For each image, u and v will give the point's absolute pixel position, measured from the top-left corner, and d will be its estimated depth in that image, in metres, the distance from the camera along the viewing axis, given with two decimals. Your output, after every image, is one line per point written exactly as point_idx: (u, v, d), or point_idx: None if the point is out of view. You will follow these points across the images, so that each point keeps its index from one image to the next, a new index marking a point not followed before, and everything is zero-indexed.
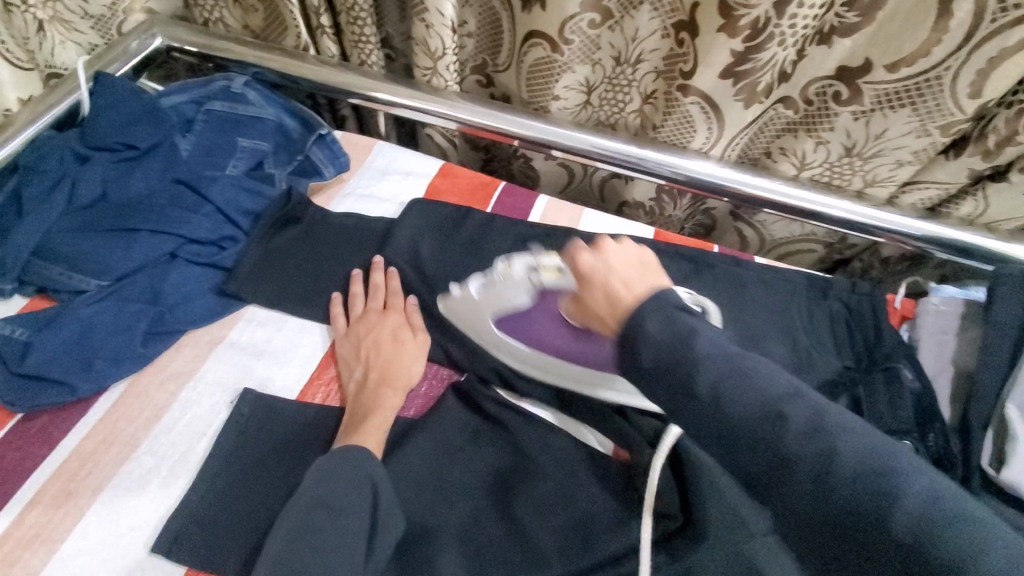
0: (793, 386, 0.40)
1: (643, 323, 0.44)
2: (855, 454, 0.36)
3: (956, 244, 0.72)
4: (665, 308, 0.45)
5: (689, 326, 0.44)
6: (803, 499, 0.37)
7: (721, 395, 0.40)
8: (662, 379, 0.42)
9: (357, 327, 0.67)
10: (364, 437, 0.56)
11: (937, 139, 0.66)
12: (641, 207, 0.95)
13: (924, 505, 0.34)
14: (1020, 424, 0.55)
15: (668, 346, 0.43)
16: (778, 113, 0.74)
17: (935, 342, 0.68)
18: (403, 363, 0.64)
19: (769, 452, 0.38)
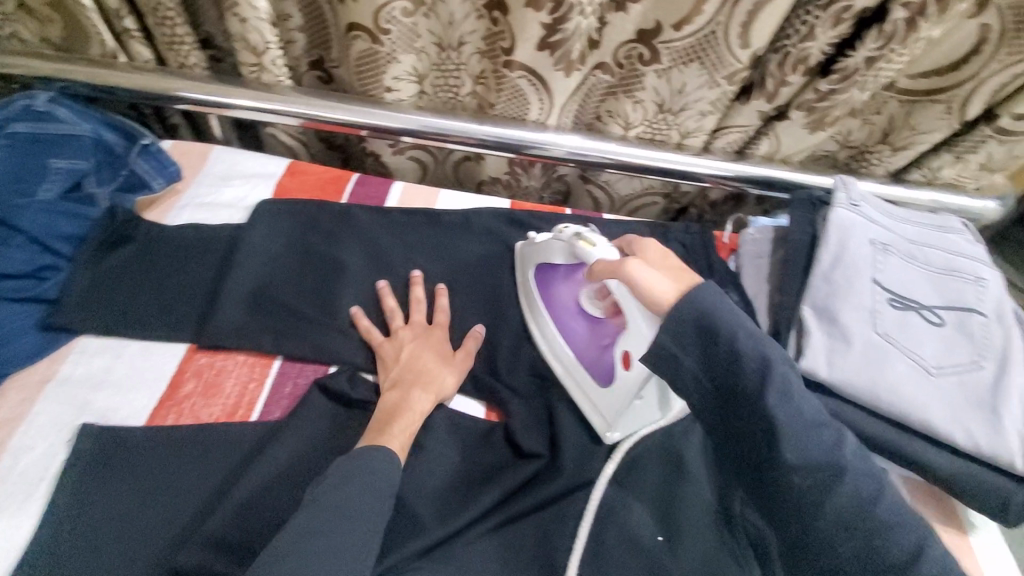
0: (820, 427, 0.47)
1: (704, 303, 0.49)
2: (847, 497, 0.45)
3: (762, 180, 0.83)
4: (712, 301, 0.49)
5: (731, 313, 0.49)
6: (753, 434, 0.48)
7: (779, 422, 0.46)
8: (726, 377, 0.48)
9: (403, 336, 0.67)
10: (390, 438, 0.56)
11: (726, 88, 0.75)
12: (498, 182, 0.98)
13: (866, 513, 0.45)
14: (812, 322, 0.62)
15: (715, 319, 0.48)
16: (598, 78, 0.80)
17: (754, 266, 0.78)
18: (441, 372, 0.64)
19: (794, 475, 0.46)
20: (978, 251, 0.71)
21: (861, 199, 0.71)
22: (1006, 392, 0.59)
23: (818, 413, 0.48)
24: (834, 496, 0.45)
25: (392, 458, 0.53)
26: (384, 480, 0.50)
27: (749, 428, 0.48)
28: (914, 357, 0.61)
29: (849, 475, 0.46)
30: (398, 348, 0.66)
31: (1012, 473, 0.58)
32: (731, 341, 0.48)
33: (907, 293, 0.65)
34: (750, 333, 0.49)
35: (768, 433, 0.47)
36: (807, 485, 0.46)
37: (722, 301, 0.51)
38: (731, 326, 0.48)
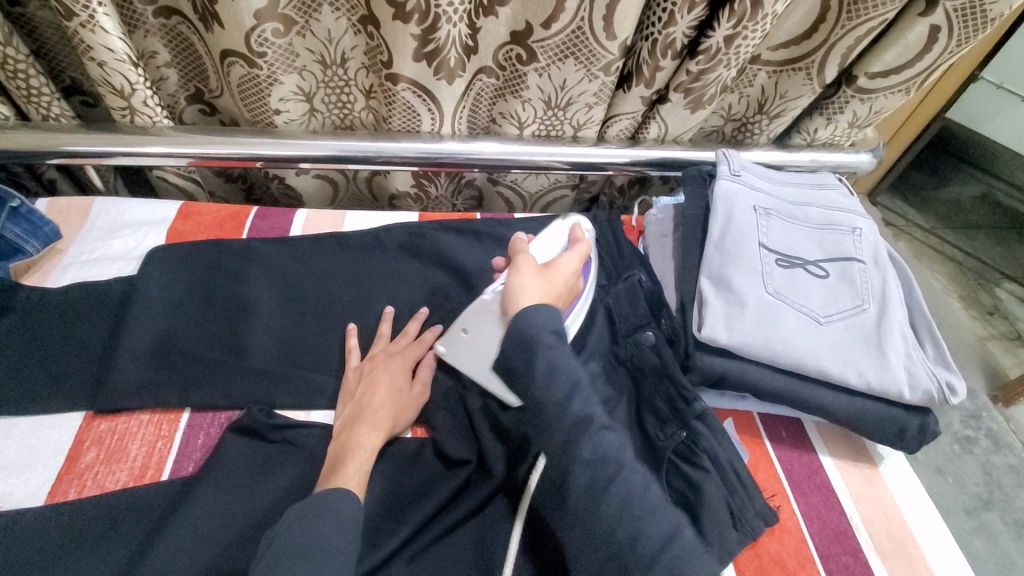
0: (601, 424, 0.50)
1: (530, 330, 0.54)
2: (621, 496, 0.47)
3: (657, 161, 0.87)
4: (543, 325, 0.54)
5: (566, 354, 0.53)
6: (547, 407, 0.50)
7: (542, 354, 0.52)
8: (513, 348, 0.54)
9: (366, 366, 0.66)
10: (345, 479, 0.54)
11: (604, 79, 0.77)
12: (408, 196, 0.98)
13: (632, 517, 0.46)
14: (709, 291, 0.65)
15: (532, 336, 0.53)
16: (484, 82, 0.82)
17: (659, 246, 0.82)
18: (398, 407, 0.63)
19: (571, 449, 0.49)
20: (852, 204, 0.77)
21: (742, 168, 0.75)
22: (887, 330, 0.65)
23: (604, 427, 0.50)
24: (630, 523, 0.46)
25: (350, 496, 0.51)
26: (349, 515, 0.49)
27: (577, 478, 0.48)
28: (805, 310, 0.65)
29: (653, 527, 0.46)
30: (364, 384, 0.64)
31: (902, 402, 0.63)
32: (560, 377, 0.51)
33: (793, 251, 0.70)
34: (575, 365, 0.53)
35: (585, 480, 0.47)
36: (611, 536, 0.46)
37: (557, 328, 0.55)
38: (547, 350, 0.53)
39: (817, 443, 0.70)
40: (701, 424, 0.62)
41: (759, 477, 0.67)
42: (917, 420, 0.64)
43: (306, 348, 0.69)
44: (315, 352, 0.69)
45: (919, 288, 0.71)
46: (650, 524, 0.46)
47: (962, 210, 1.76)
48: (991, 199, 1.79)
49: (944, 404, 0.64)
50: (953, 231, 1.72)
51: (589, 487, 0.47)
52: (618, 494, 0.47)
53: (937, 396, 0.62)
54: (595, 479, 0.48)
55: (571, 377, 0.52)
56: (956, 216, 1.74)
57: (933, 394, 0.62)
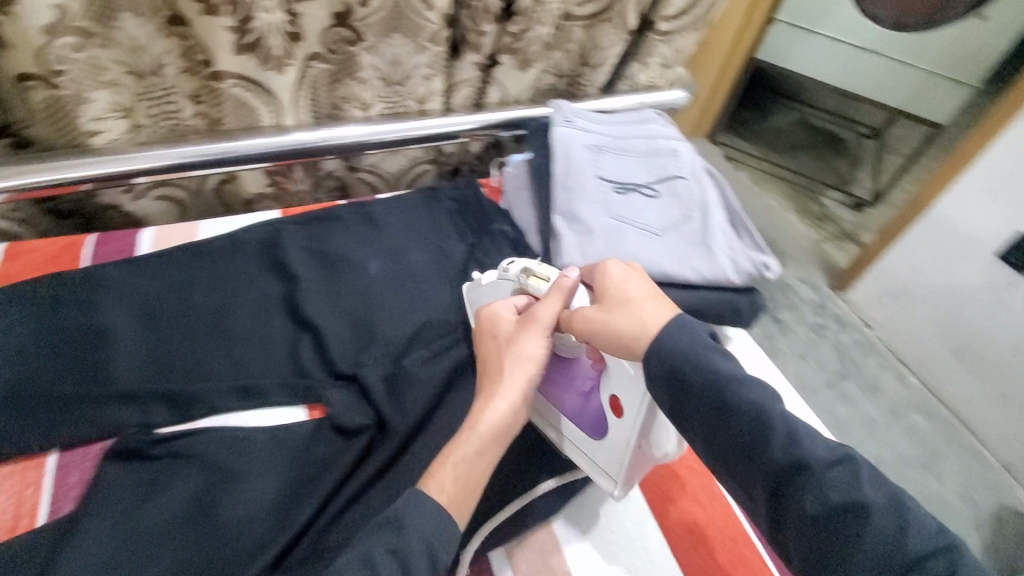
0: (808, 439, 0.43)
1: (716, 360, 0.48)
2: (875, 527, 0.39)
3: (503, 122, 0.93)
4: (691, 345, 0.49)
5: (748, 378, 0.47)
6: (738, 438, 0.45)
7: (731, 398, 0.46)
8: (695, 400, 0.47)
9: (494, 342, 0.65)
10: (432, 482, 0.54)
11: (432, 49, 0.82)
12: (266, 197, 0.96)
13: (884, 545, 0.38)
14: (561, 227, 0.72)
15: (691, 355, 0.48)
16: (317, 68, 0.81)
17: (517, 197, 0.88)
18: (507, 370, 0.62)
19: (767, 474, 0.43)
20: (670, 132, 0.88)
21: (574, 115, 0.83)
22: (711, 229, 0.76)
23: (823, 442, 0.44)
24: (886, 554, 0.38)
25: (439, 518, 0.51)
26: (417, 541, 0.49)
27: (813, 527, 0.41)
28: (642, 226, 0.75)
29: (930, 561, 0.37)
30: (507, 356, 0.62)
31: (731, 286, 0.75)
32: (749, 407, 0.45)
33: (626, 179, 0.79)
34: (759, 388, 0.46)
35: (824, 518, 0.40)
36: None
37: (700, 337, 0.50)
38: (725, 369, 0.48)
39: None
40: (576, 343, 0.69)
41: None
42: (746, 298, 0.76)
43: (179, 361, 0.66)
44: (190, 362, 0.67)
45: (732, 191, 0.83)
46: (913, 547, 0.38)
47: (784, 136, 2.04)
48: (806, 123, 2.12)
49: (763, 280, 0.76)
50: (781, 154, 1.97)
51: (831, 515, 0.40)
52: (863, 524, 0.39)
53: (755, 275, 0.75)
54: (834, 515, 0.40)
55: (819, 454, 0.42)
56: (781, 141, 2.02)
57: (753, 273, 0.74)
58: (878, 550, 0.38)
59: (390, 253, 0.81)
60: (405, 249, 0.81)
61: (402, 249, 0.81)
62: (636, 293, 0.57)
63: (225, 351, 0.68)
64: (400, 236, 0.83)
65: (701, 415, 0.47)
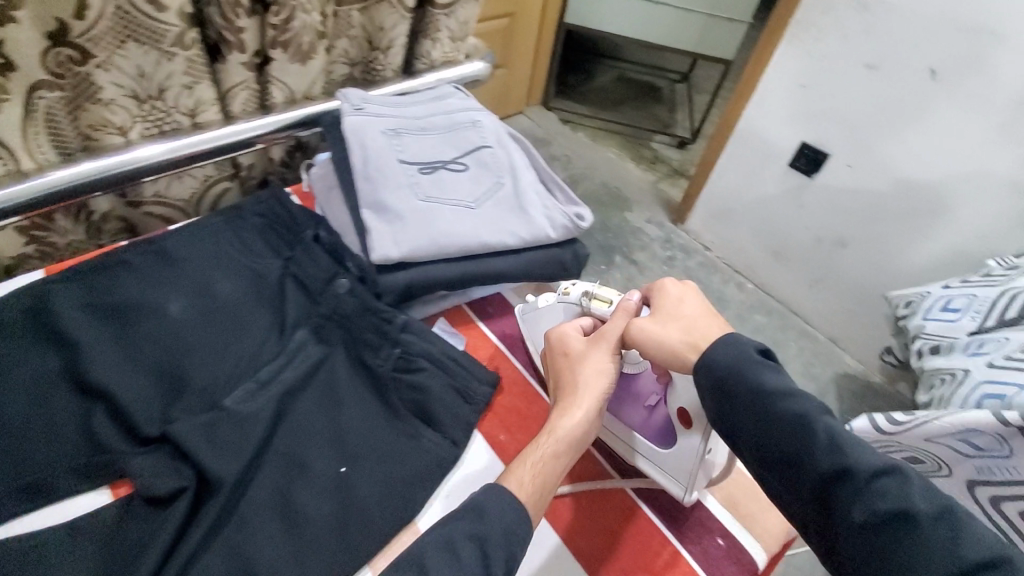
0: (846, 443, 0.49)
1: (763, 376, 0.53)
2: (887, 504, 0.46)
3: (295, 122, 0.86)
4: (741, 359, 0.54)
5: (800, 394, 0.52)
6: (774, 435, 0.51)
7: (772, 402, 0.52)
8: (734, 401, 0.53)
9: (556, 351, 0.67)
10: (515, 475, 0.56)
11: (184, 54, 0.73)
12: (28, 258, 0.80)
13: (888, 511, 0.46)
14: (371, 219, 0.69)
15: (742, 362, 0.54)
16: (48, 99, 0.68)
17: (328, 199, 0.82)
18: (573, 373, 0.64)
19: (797, 456, 0.50)
20: (469, 104, 0.88)
21: (363, 101, 0.79)
22: (522, 192, 0.77)
23: (879, 458, 0.49)
24: (903, 534, 0.45)
25: (512, 510, 0.52)
26: (496, 528, 0.51)
27: (822, 496, 0.49)
28: (456, 202, 0.74)
29: (948, 552, 0.44)
30: (572, 364, 0.65)
31: (552, 242, 0.78)
32: (790, 417, 0.51)
33: (430, 158, 0.77)
34: (810, 406, 0.51)
35: (839, 496, 0.48)
36: (888, 550, 0.45)
37: (745, 352, 0.55)
38: (777, 386, 0.52)
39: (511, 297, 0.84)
40: (408, 335, 0.68)
41: (478, 352, 0.77)
42: (569, 250, 0.79)
43: None
44: None
45: (536, 151, 0.85)
46: (918, 525, 0.45)
47: (606, 94, 2.17)
48: (622, 79, 2.27)
49: (581, 230, 0.80)
50: (606, 111, 2.11)
51: (855, 494, 0.47)
52: (871, 499, 0.47)
53: (572, 227, 0.77)
54: (857, 493, 0.47)
55: (863, 461, 0.48)
56: (608, 99, 2.16)
57: (569, 226, 0.77)
58: (888, 525, 0.46)
59: (194, 288, 0.71)
60: (210, 280, 0.73)
61: (206, 280, 0.73)
62: (685, 310, 0.63)
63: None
64: (202, 266, 0.74)
65: (742, 417, 0.53)
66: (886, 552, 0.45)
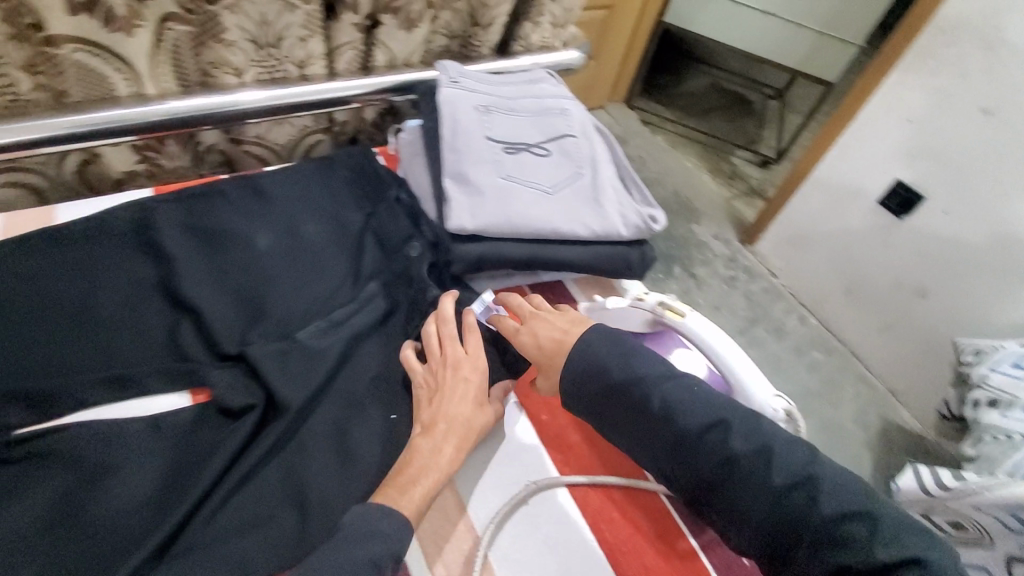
0: (687, 408, 0.56)
1: (604, 367, 0.59)
2: (731, 451, 0.53)
3: (393, 86, 0.90)
4: (594, 349, 0.61)
5: (640, 365, 0.59)
6: (628, 417, 0.58)
7: (614, 384, 0.59)
8: (596, 390, 0.59)
9: (438, 370, 0.63)
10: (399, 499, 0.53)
11: (302, 8, 0.78)
12: (139, 176, 0.87)
13: (725, 459, 0.53)
14: (451, 188, 0.72)
15: (602, 356, 0.60)
16: (176, 31, 0.74)
17: (412, 164, 0.86)
18: (416, 451, 0.57)
19: (654, 435, 0.57)
20: (561, 92, 0.88)
21: (460, 75, 0.82)
22: (601, 186, 0.78)
23: (708, 410, 0.56)
24: (743, 476, 0.53)
25: (404, 525, 0.51)
26: (387, 531, 0.50)
27: (680, 461, 0.56)
28: (534, 185, 0.75)
29: (779, 476, 0.51)
30: (448, 397, 0.61)
31: (622, 239, 0.78)
32: (640, 396, 0.58)
33: (516, 139, 0.79)
34: (650, 375, 0.58)
35: (687, 458, 0.55)
36: (736, 492, 0.53)
37: (597, 338, 0.61)
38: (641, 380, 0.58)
39: (575, 293, 0.81)
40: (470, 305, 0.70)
41: None
42: (637, 250, 0.79)
43: (32, 356, 0.60)
44: (50, 361, 0.60)
45: (620, 148, 0.85)
46: (749, 461, 0.53)
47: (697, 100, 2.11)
48: (714, 87, 2.20)
49: (652, 232, 0.79)
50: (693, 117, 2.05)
51: (705, 454, 0.54)
52: (713, 450, 0.54)
53: (644, 228, 0.77)
54: (706, 454, 0.54)
55: (693, 423, 0.55)
56: (695, 105, 2.09)
57: (641, 226, 0.77)
58: (733, 474, 0.53)
59: (280, 227, 0.76)
60: (295, 222, 0.77)
61: (291, 220, 0.77)
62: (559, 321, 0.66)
63: (92, 345, 0.62)
64: (289, 207, 0.79)
65: (604, 409, 0.59)
66: (740, 497, 0.52)
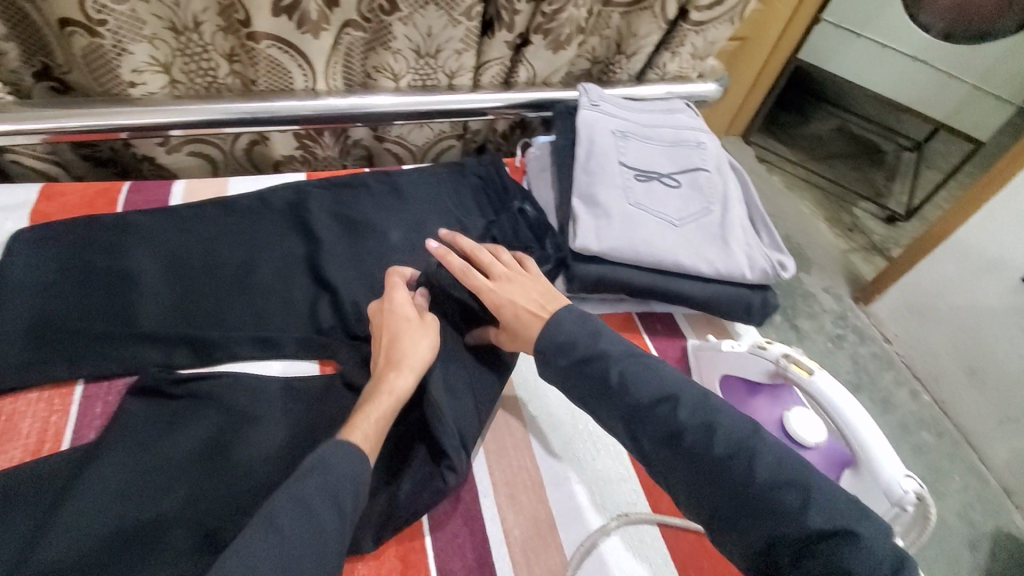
0: (643, 385, 0.56)
1: (567, 335, 0.60)
2: (674, 421, 0.53)
3: (531, 103, 0.94)
4: (560, 321, 0.61)
5: (605, 339, 0.59)
6: (585, 384, 0.58)
7: (574, 353, 0.59)
8: (557, 357, 0.59)
9: (389, 324, 0.63)
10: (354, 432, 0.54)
11: (467, 24, 0.83)
12: (294, 160, 0.97)
13: (669, 430, 0.53)
14: (580, 208, 0.73)
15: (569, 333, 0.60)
16: (352, 36, 0.82)
17: (539, 179, 0.88)
18: (376, 394, 0.57)
19: (607, 402, 0.57)
20: (698, 124, 0.87)
21: (600, 99, 0.83)
22: (730, 225, 0.76)
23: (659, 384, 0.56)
24: (684, 446, 0.53)
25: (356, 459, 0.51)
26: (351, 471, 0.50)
27: (635, 431, 0.55)
28: (661, 215, 0.75)
29: (720, 450, 0.51)
30: (404, 340, 0.61)
31: (746, 282, 0.75)
32: (600, 365, 0.57)
33: (649, 167, 0.79)
34: (619, 353, 0.58)
35: (637, 426, 0.55)
36: (679, 463, 0.53)
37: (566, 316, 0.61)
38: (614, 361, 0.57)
39: (686, 330, 0.80)
40: None
41: None
42: (759, 296, 0.76)
43: (199, 308, 0.68)
44: (213, 315, 0.68)
45: (754, 187, 0.83)
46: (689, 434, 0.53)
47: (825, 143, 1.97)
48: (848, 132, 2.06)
49: (779, 279, 0.76)
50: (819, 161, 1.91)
51: (651, 427, 0.54)
52: (661, 423, 0.54)
53: (771, 273, 0.75)
54: (653, 427, 0.54)
55: (645, 395, 0.55)
56: (823, 148, 1.96)
57: (768, 271, 0.74)
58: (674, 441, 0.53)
59: (411, 223, 0.82)
60: (425, 221, 0.83)
61: (422, 219, 0.83)
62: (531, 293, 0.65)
63: (246, 307, 0.70)
64: (421, 206, 0.84)
65: (564, 377, 0.59)
66: (677, 465, 0.53)
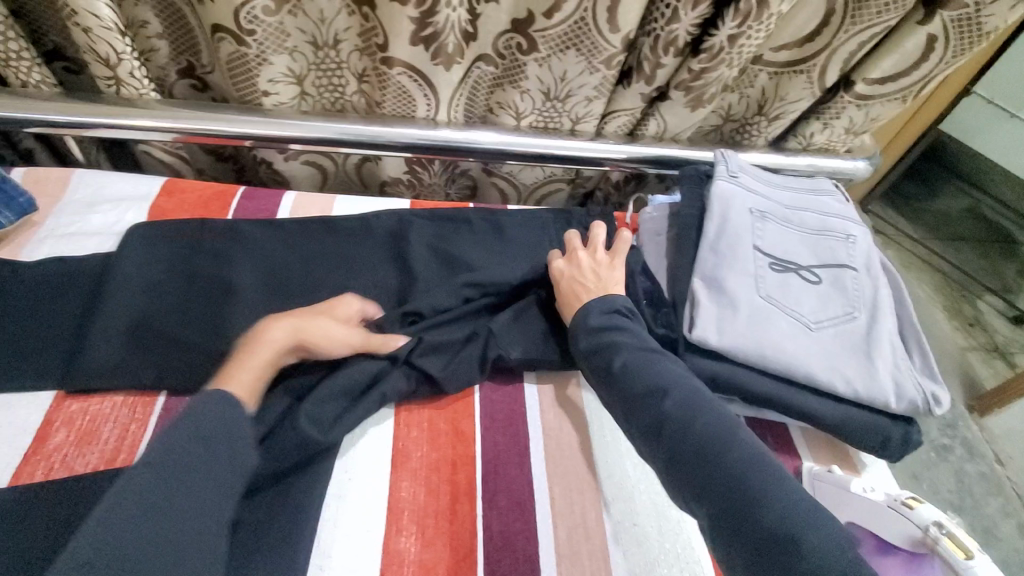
0: (656, 382, 0.55)
1: (591, 322, 0.62)
2: (681, 420, 0.52)
3: (654, 158, 0.86)
4: (597, 310, 0.63)
5: (634, 339, 0.60)
6: (603, 371, 0.59)
7: (601, 342, 0.60)
8: (586, 343, 0.62)
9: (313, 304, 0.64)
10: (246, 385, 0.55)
11: (605, 72, 0.77)
12: (400, 183, 0.95)
13: (674, 427, 0.52)
14: (703, 291, 0.65)
15: (601, 323, 0.62)
16: (482, 70, 0.79)
17: (653, 245, 0.76)
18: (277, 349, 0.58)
19: (617, 389, 0.57)
20: (847, 211, 0.76)
21: (739, 170, 0.74)
22: (876, 339, 0.65)
23: (673, 383, 0.55)
24: (685, 443, 0.51)
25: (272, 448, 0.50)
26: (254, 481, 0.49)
27: (639, 424, 0.54)
28: (795, 314, 0.65)
29: (727, 458, 0.49)
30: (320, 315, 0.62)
31: (888, 411, 0.64)
32: (614, 356, 0.59)
33: (786, 255, 0.69)
34: (643, 355, 0.58)
35: (643, 418, 0.54)
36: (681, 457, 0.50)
37: (608, 312, 0.63)
38: (628, 351, 0.59)
39: (802, 449, 0.69)
40: None
41: None
42: (900, 429, 0.64)
43: None
44: None
45: (907, 296, 0.71)
46: (692, 433, 0.51)
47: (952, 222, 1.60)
48: None
49: (928, 414, 0.64)
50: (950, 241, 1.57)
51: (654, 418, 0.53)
52: (670, 417, 0.52)
53: (921, 406, 0.63)
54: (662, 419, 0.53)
55: (655, 387, 0.55)
56: None
57: (918, 404, 0.62)
58: (676, 435, 0.51)
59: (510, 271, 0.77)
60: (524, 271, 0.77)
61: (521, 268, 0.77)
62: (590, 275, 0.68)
63: None
64: (522, 253, 0.79)
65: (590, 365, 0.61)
66: (678, 461, 0.50)
